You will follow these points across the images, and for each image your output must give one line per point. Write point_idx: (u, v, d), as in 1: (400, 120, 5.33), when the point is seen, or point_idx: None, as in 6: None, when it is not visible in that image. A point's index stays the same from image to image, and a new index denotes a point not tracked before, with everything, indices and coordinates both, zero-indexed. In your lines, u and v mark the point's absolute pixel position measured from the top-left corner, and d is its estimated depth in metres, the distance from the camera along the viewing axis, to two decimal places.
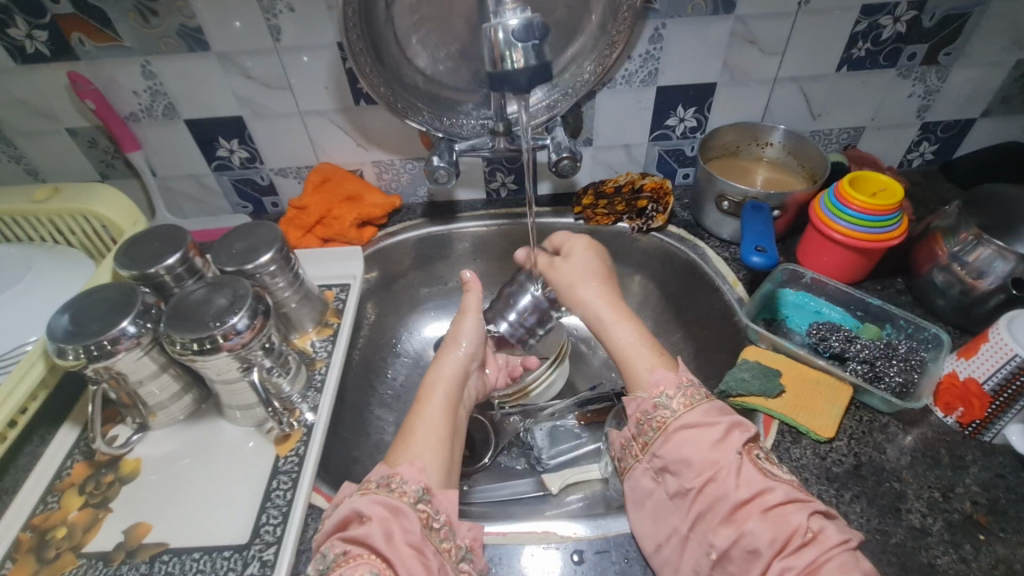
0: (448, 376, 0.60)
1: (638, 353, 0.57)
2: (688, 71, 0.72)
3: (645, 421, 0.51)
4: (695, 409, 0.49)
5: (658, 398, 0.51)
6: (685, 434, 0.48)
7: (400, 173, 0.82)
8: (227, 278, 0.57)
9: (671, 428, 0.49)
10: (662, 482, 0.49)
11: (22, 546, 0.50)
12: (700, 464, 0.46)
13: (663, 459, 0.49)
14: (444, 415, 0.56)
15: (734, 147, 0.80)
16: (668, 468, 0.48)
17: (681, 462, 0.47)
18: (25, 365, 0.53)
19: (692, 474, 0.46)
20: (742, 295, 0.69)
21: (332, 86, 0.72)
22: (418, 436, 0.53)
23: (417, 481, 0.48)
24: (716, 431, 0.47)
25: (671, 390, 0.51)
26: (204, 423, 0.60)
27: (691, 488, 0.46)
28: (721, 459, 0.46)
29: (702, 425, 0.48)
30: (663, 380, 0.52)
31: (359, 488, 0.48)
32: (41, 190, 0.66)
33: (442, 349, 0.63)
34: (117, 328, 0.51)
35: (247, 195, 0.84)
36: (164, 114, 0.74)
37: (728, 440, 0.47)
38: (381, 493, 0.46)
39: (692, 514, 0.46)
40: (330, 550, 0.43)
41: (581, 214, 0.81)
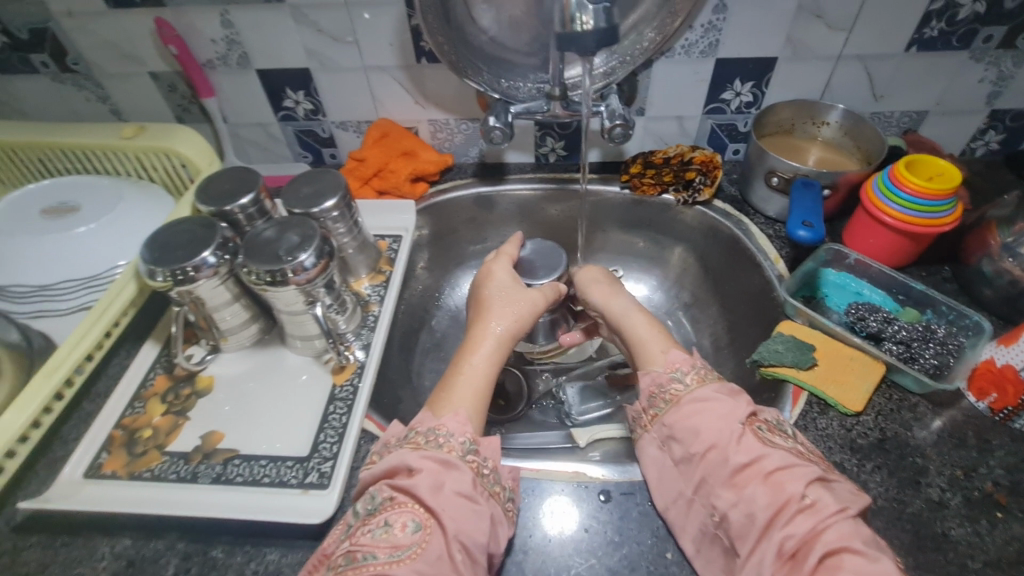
0: (493, 343, 0.62)
1: (654, 337, 0.60)
2: (750, 44, 0.72)
3: (658, 395, 0.53)
4: (706, 384, 0.52)
5: (674, 372, 0.54)
6: (697, 405, 0.50)
7: (454, 132, 0.85)
8: (294, 219, 0.61)
9: (683, 399, 0.51)
10: (668, 451, 0.51)
11: (115, 441, 0.57)
12: (706, 435, 0.48)
13: (670, 428, 0.51)
14: (481, 372, 0.59)
15: (788, 124, 0.79)
16: (674, 436, 0.50)
17: (689, 431, 0.49)
18: (120, 284, 0.59)
19: (696, 442, 0.49)
20: (782, 272, 0.71)
21: (396, 43, 0.74)
22: (457, 390, 0.57)
23: (464, 435, 0.51)
24: (724, 404, 0.50)
25: (685, 368, 0.54)
26: (269, 350, 0.65)
27: (693, 454, 0.48)
28: (724, 428, 0.48)
29: (713, 397, 0.50)
30: (677, 359, 0.55)
31: (409, 442, 0.51)
32: (129, 128, 0.72)
33: (481, 314, 0.66)
34: (200, 258, 0.56)
35: (308, 146, 0.89)
36: (239, 63, 0.78)
37: (735, 410, 0.49)
38: (429, 449, 0.50)
39: (693, 478, 0.48)
40: (377, 492, 0.48)
41: (628, 182, 0.82)
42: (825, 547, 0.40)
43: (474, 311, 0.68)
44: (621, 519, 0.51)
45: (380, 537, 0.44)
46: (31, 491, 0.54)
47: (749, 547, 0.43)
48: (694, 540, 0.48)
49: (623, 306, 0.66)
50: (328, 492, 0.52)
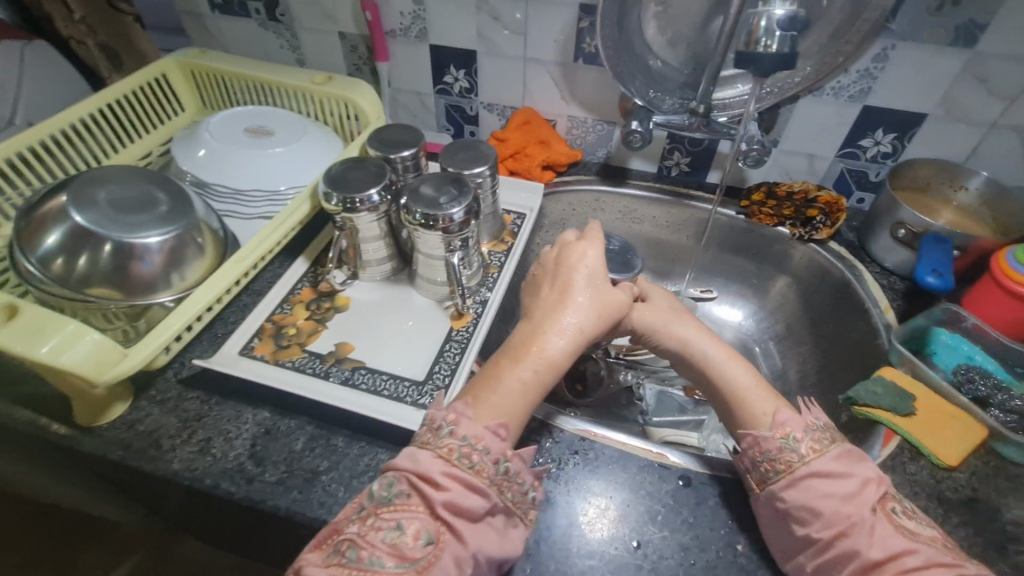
0: (562, 345, 0.55)
1: (754, 391, 0.55)
2: (902, 96, 0.73)
3: (766, 460, 0.50)
4: (824, 456, 0.48)
5: (783, 440, 0.50)
6: (814, 483, 0.47)
7: (588, 131, 0.91)
8: (449, 177, 0.69)
9: (797, 473, 0.48)
10: (786, 523, 0.48)
11: (265, 331, 0.66)
12: (829, 515, 0.45)
13: (787, 504, 0.48)
14: (528, 377, 0.52)
15: (924, 183, 0.79)
16: (793, 514, 0.47)
17: (808, 510, 0.46)
18: (297, 202, 0.68)
19: (819, 524, 0.45)
20: (891, 321, 0.71)
21: (560, 41, 0.81)
22: (503, 393, 0.51)
23: (497, 455, 0.47)
24: (851, 483, 0.46)
25: (797, 433, 0.50)
26: (398, 287, 0.74)
27: (813, 535, 0.46)
28: (854, 515, 0.44)
29: (835, 475, 0.47)
30: (789, 421, 0.51)
31: (439, 451, 0.46)
32: (320, 76, 0.83)
33: (557, 301, 0.58)
34: (367, 194, 0.65)
35: (453, 120, 0.98)
36: (417, 36, 0.88)
37: (861, 494, 0.46)
38: (459, 468, 0.45)
39: (816, 560, 0.45)
40: (397, 481, 0.45)
41: (746, 208, 0.85)
42: None
43: (550, 291, 0.59)
44: (696, 505, 0.55)
45: (388, 540, 0.42)
46: (197, 355, 0.64)
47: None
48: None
49: (710, 350, 0.60)
50: None
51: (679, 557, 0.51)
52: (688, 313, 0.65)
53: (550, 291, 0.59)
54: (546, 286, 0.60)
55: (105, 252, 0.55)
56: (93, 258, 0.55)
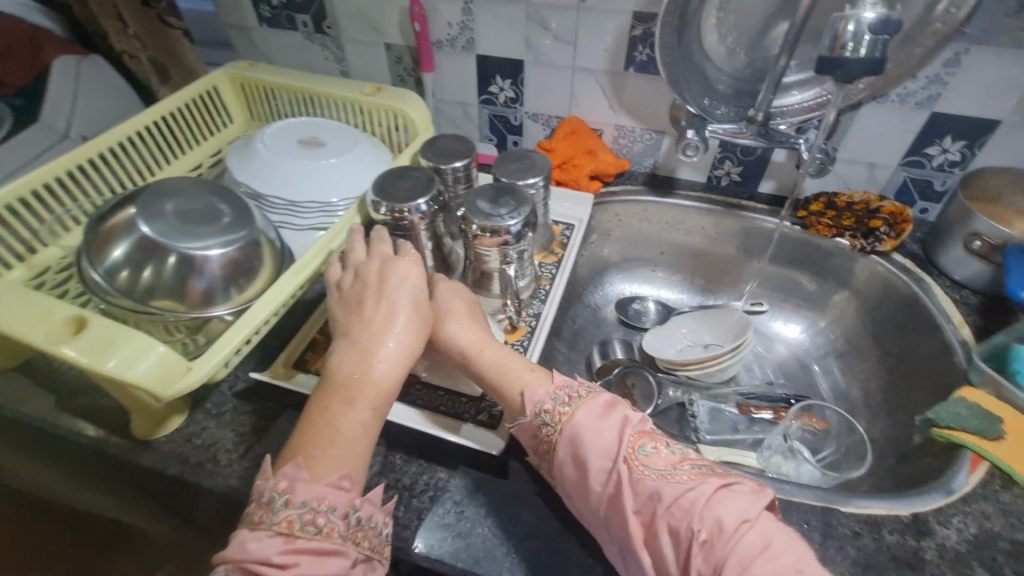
0: (388, 369, 0.50)
1: (512, 368, 0.55)
2: (975, 102, 0.70)
3: (545, 449, 0.50)
4: (576, 417, 0.49)
5: (540, 418, 0.50)
6: (581, 450, 0.47)
7: (635, 140, 0.90)
8: (505, 187, 0.67)
9: (564, 446, 0.48)
10: (575, 495, 0.48)
11: (319, 343, 0.66)
12: (598, 486, 0.46)
13: (570, 483, 0.48)
14: (355, 421, 0.47)
15: (996, 193, 0.75)
16: (580, 490, 0.47)
17: (589, 487, 0.47)
18: (349, 214, 0.67)
19: (596, 496, 0.46)
20: (967, 338, 0.67)
21: (610, 49, 0.80)
22: (340, 443, 0.46)
23: (345, 503, 0.44)
24: (612, 434, 0.47)
25: (546, 409, 0.50)
26: None
27: (599, 511, 0.46)
28: (617, 471, 0.45)
29: (596, 434, 0.47)
30: (540, 398, 0.51)
31: (279, 528, 0.41)
32: (369, 87, 0.82)
33: (367, 337, 0.51)
34: (417, 204, 0.64)
35: (496, 130, 0.97)
36: (464, 46, 0.87)
37: (617, 446, 0.46)
38: (304, 536, 0.41)
39: (615, 537, 0.45)
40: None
41: (802, 219, 0.82)
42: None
43: (355, 324, 0.53)
44: None
45: None
46: (252, 366, 0.64)
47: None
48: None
49: (476, 338, 0.57)
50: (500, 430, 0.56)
51: None
52: (463, 294, 0.61)
53: (372, 310, 0.53)
54: (369, 304, 0.54)
55: (170, 263, 0.55)
56: (158, 270, 0.55)
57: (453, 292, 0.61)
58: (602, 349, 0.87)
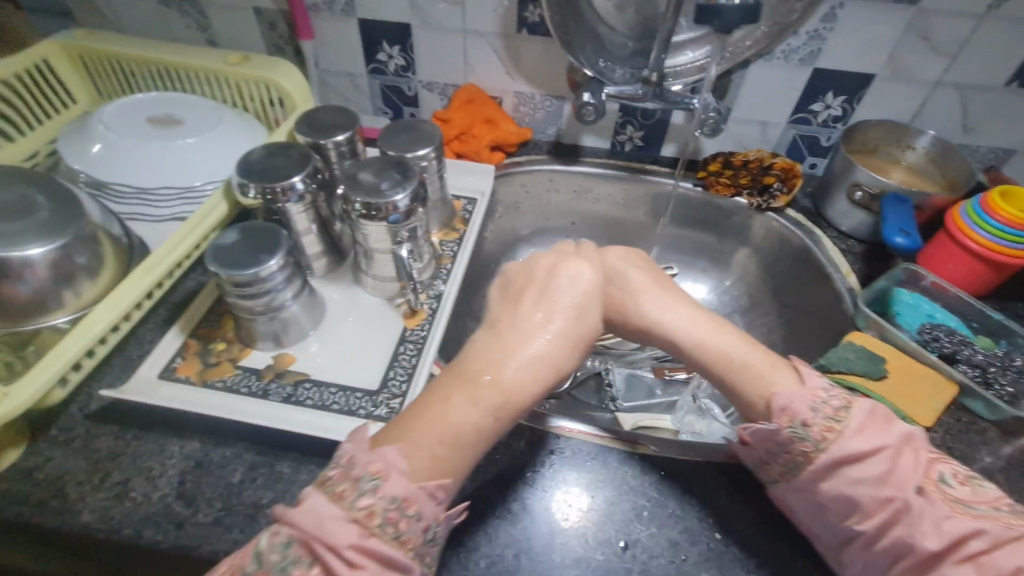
0: (519, 373, 0.43)
1: (711, 334, 0.49)
2: (851, 57, 0.72)
3: (781, 452, 0.45)
4: (845, 435, 0.42)
5: (791, 429, 0.44)
6: (844, 467, 0.42)
7: (536, 108, 0.86)
8: (391, 160, 0.62)
9: (820, 462, 0.43)
10: (823, 510, 0.44)
11: (190, 348, 0.58)
12: (868, 504, 0.41)
13: (823, 497, 0.43)
14: (482, 414, 0.42)
15: (873, 145, 0.79)
16: (829, 506, 0.43)
17: (846, 501, 0.42)
18: (211, 203, 0.60)
19: (858, 515, 0.42)
20: (854, 286, 0.70)
21: (501, 10, 0.75)
22: (456, 461, 0.41)
23: (433, 517, 0.39)
24: (882, 462, 0.41)
25: (802, 418, 0.44)
26: (341, 284, 0.66)
27: (858, 527, 0.42)
28: (894, 498, 0.40)
29: (860, 458, 0.42)
30: (792, 397, 0.45)
31: (355, 517, 0.36)
32: (234, 55, 0.73)
33: (515, 338, 0.45)
34: (290, 181, 0.58)
35: (390, 102, 0.90)
36: (343, 9, 0.79)
37: (896, 471, 0.41)
38: (382, 540, 0.36)
39: (865, 554, 0.42)
40: (293, 545, 0.36)
41: (703, 179, 0.82)
42: None
43: (505, 322, 0.47)
44: (683, 496, 0.51)
45: None
46: (108, 383, 0.55)
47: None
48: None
49: (657, 304, 0.51)
50: None
51: (670, 555, 0.47)
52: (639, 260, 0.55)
53: (529, 309, 0.47)
54: (526, 303, 0.47)
55: None
56: None
57: (642, 270, 0.53)
58: None
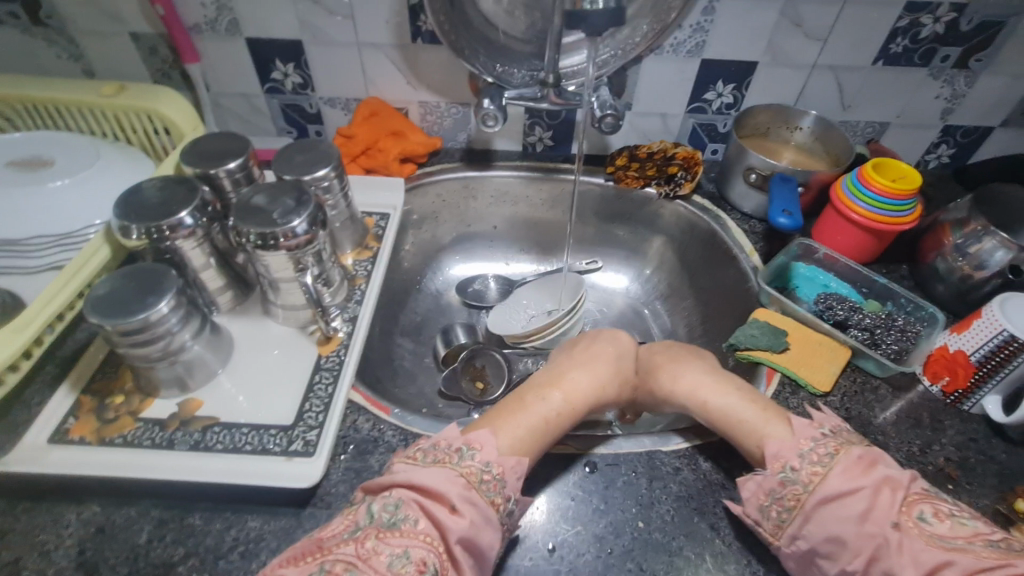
0: (581, 390, 0.56)
1: (737, 405, 0.52)
2: (734, 47, 0.76)
3: (774, 502, 0.46)
4: (830, 476, 0.44)
5: (783, 473, 0.46)
6: (828, 509, 0.43)
7: (444, 116, 0.86)
8: (287, 185, 0.60)
9: (808, 506, 0.44)
10: (814, 563, 0.44)
11: (83, 407, 0.54)
12: (854, 544, 0.42)
13: (808, 541, 0.44)
14: (564, 406, 0.54)
15: (764, 128, 0.83)
16: (820, 553, 0.43)
17: (833, 542, 0.43)
18: (91, 249, 0.56)
19: (848, 555, 0.42)
20: (757, 264, 0.74)
21: (393, 21, 0.74)
22: (524, 444, 0.50)
23: (513, 489, 0.47)
24: (864, 499, 0.42)
25: (793, 463, 0.46)
26: (249, 318, 0.64)
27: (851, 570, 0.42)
28: (877, 535, 0.41)
29: (845, 495, 0.43)
30: (783, 450, 0.47)
31: (460, 471, 0.46)
32: (108, 86, 0.68)
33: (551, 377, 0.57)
34: (177, 217, 0.55)
35: (293, 121, 0.87)
36: (227, 29, 0.76)
37: (875, 509, 0.42)
38: (478, 492, 0.45)
39: None
40: (402, 504, 0.43)
41: (612, 174, 0.85)
42: None
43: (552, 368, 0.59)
44: (606, 489, 0.52)
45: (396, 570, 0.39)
46: None
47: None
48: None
49: (683, 373, 0.57)
50: (314, 458, 0.51)
51: (596, 550, 0.48)
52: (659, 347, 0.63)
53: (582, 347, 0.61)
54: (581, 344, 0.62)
55: None
56: None
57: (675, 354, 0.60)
58: (444, 336, 0.82)
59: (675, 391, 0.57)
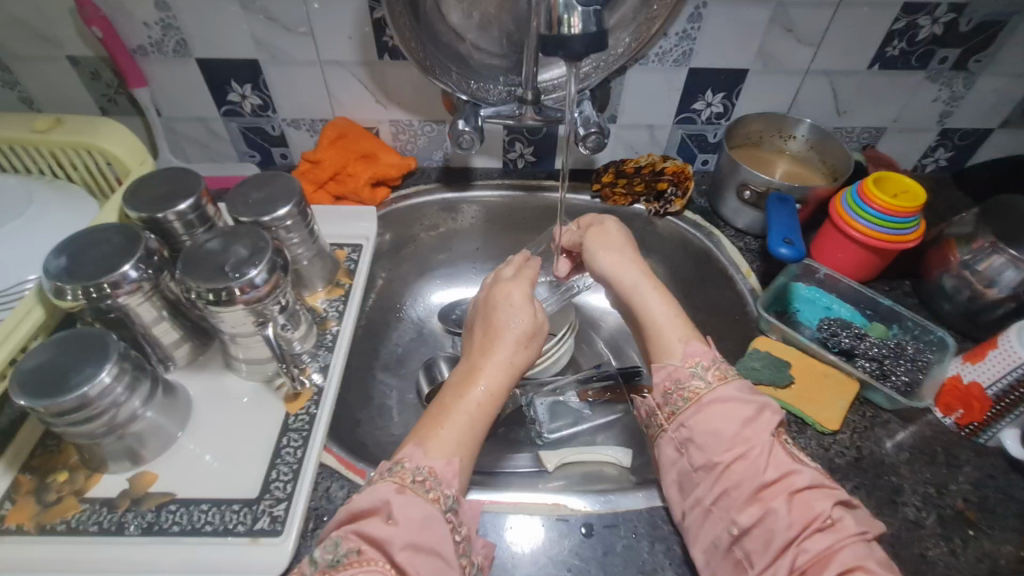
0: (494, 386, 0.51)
1: (671, 318, 0.54)
2: (723, 54, 0.71)
3: (676, 390, 0.50)
4: (730, 383, 0.49)
5: (693, 368, 0.50)
6: (719, 408, 0.47)
7: (418, 135, 0.80)
8: (243, 228, 0.55)
9: (704, 399, 0.48)
10: (687, 454, 0.48)
11: (21, 488, 0.49)
12: (728, 438, 0.46)
13: (691, 430, 0.48)
14: (485, 403, 0.50)
15: (757, 137, 0.79)
16: (694, 441, 0.47)
17: (712, 435, 0.47)
18: (22, 310, 0.50)
19: (721, 447, 0.46)
20: (755, 286, 0.70)
21: (356, 37, 0.69)
22: (451, 445, 0.47)
23: (451, 487, 0.45)
24: (749, 408, 0.47)
25: (706, 363, 0.50)
26: (209, 372, 0.58)
27: (718, 461, 0.46)
28: (753, 438, 0.46)
29: (737, 401, 0.47)
30: (698, 352, 0.51)
31: (392, 477, 0.44)
32: (42, 120, 0.62)
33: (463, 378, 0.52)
34: (118, 272, 0.49)
35: (256, 145, 0.81)
36: (176, 50, 0.70)
37: (759, 420, 0.47)
38: (415, 492, 0.43)
39: (714, 490, 0.45)
40: (341, 540, 0.40)
41: (599, 192, 0.80)
42: (840, 566, 0.40)
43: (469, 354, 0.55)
44: (604, 555, 0.48)
45: None
46: None
47: (766, 563, 0.42)
48: (706, 550, 0.45)
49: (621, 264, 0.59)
50: (282, 538, 0.47)
51: None
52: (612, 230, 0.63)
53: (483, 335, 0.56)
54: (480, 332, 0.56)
55: None
56: None
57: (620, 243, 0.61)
58: (427, 372, 0.75)
59: (610, 279, 0.59)
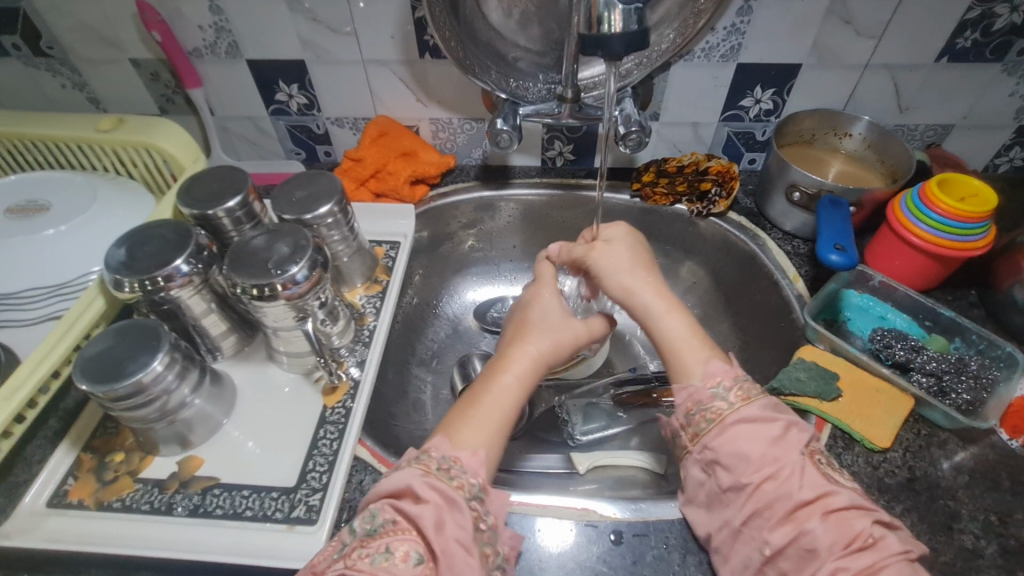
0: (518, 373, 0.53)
1: (689, 338, 0.53)
2: (774, 49, 0.68)
3: (699, 411, 0.49)
4: (752, 403, 0.48)
5: (714, 389, 0.49)
6: (743, 428, 0.46)
7: (457, 132, 0.81)
8: (287, 226, 0.56)
9: (728, 420, 0.47)
10: (714, 476, 0.47)
11: (83, 465, 0.52)
12: (756, 459, 0.45)
13: (716, 452, 0.46)
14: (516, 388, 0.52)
15: (809, 135, 0.75)
16: (721, 462, 0.46)
17: (738, 456, 0.45)
18: (85, 299, 0.54)
19: (750, 469, 0.45)
20: (802, 292, 0.67)
21: (398, 36, 0.69)
22: (473, 429, 0.48)
23: (476, 476, 0.45)
24: (776, 427, 0.46)
25: (727, 383, 0.49)
26: (253, 363, 0.61)
27: (747, 482, 0.44)
28: (782, 458, 0.44)
29: (762, 420, 0.46)
30: (719, 371, 0.50)
31: (418, 464, 0.44)
32: (106, 120, 0.65)
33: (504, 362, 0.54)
34: (172, 266, 0.52)
35: (301, 142, 0.83)
36: (228, 52, 0.72)
37: (787, 438, 0.45)
38: (439, 478, 0.43)
39: (745, 512, 0.44)
40: (379, 512, 0.42)
41: (639, 191, 0.78)
42: None
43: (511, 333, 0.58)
44: (634, 564, 0.47)
45: (378, 565, 0.39)
46: None
47: None
48: (737, 572, 0.44)
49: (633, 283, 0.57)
50: (317, 528, 0.49)
51: None
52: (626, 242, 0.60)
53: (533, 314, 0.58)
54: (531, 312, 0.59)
55: None
56: None
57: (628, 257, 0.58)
58: (462, 369, 0.77)
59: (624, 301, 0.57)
